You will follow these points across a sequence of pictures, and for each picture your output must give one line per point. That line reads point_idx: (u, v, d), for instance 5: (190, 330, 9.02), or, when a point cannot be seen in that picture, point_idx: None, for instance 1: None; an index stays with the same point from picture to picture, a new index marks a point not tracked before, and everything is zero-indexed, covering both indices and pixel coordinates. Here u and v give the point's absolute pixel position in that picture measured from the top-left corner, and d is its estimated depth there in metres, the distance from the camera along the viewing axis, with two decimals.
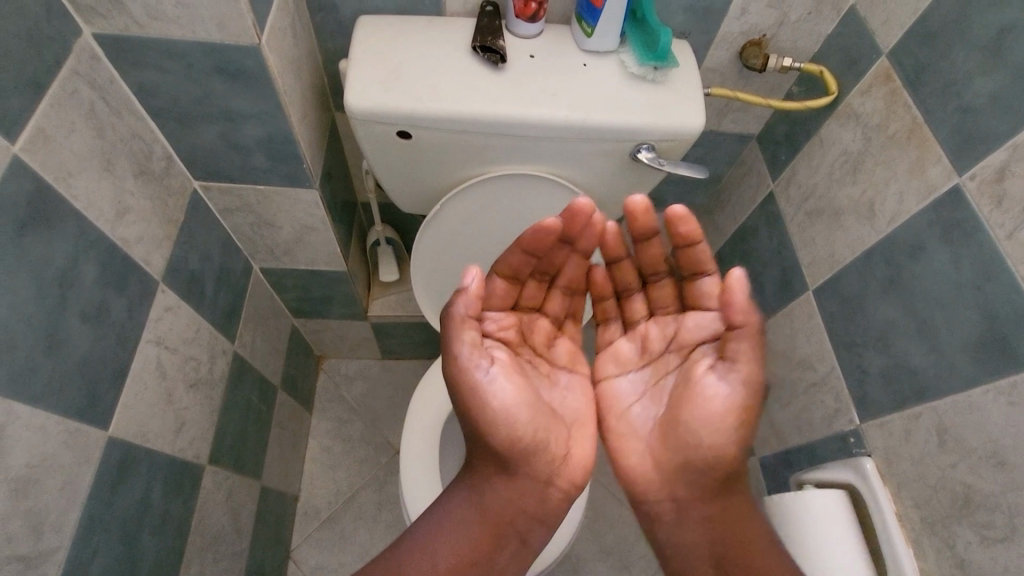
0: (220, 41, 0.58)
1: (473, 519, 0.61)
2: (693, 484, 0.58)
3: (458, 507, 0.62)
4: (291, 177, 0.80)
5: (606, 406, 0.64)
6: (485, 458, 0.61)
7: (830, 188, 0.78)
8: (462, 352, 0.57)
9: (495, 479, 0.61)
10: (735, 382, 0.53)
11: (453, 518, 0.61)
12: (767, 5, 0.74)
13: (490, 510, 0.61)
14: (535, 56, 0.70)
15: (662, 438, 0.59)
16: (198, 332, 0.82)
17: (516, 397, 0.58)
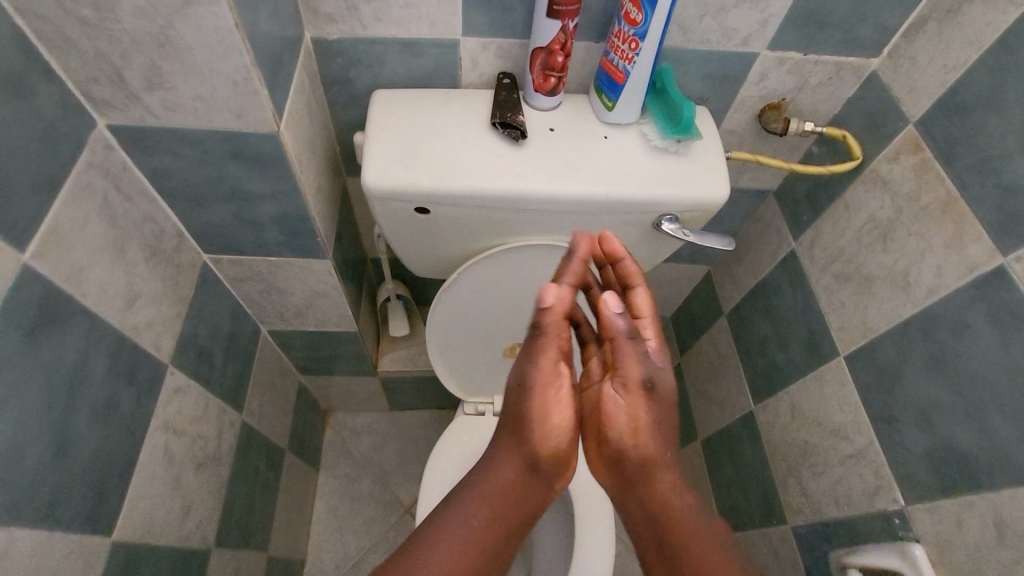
0: (238, 129, 0.57)
1: (472, 540, 0.51)
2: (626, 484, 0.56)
3: (458, 523, 0.51)
4: (305, 249, 0.78)
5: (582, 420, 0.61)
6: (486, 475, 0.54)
7: (859, 253, 0.75)
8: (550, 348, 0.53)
9: (491, 493, 0.53)
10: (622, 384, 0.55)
11: (453, 533, 0.51)
12: (787, 72, 0.73)
13: (495, 529, 0.52)
14: (555, 130, 0.69)
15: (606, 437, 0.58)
16: (207, 409, 0.79)
17: (560, 413, 0.54)
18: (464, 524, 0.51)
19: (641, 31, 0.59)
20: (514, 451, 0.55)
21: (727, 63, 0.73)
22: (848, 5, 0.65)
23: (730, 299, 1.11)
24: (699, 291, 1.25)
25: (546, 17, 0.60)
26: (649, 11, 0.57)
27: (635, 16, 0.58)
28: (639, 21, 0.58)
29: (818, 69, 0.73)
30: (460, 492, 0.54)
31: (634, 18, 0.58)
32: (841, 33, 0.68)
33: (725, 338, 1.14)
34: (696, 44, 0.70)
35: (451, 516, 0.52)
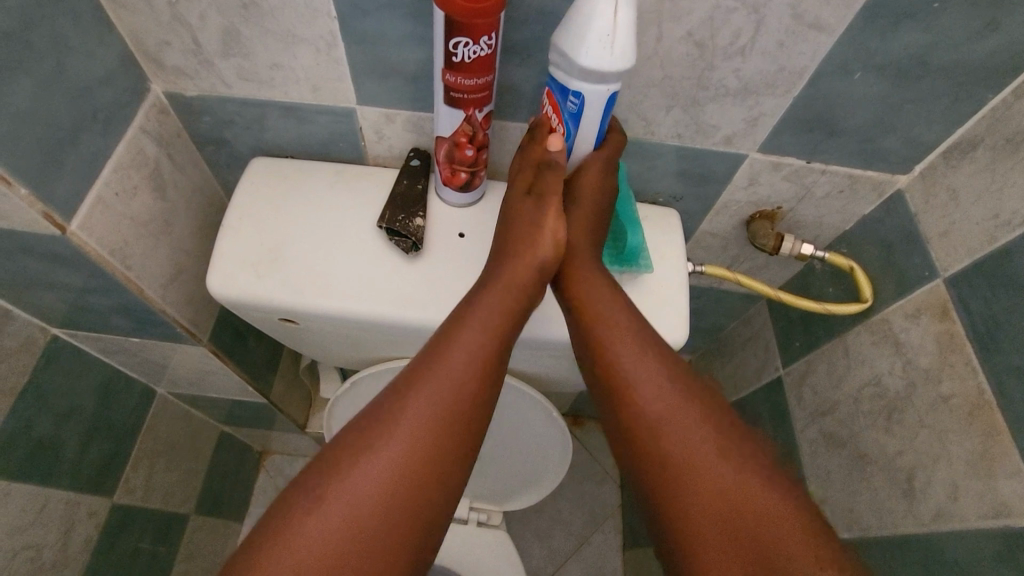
0: (9, 227, 0.43)
1: (444, 407, 0.39)
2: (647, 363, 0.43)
3: (410, 410, 0.39)
4: (167, 336, 0.64)
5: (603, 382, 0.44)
6: (446, 349, 0.41)
7: (855, 419, 0.58)
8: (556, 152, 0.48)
9: (457, 356, 0.41)
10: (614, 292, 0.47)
11: (402, 434, 0.38)
12: (785, 178, 0.56)
13: (468, 368, 0.40)
14: (466, 236, 0.53)
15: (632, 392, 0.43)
16: (40, 510, 0.67)
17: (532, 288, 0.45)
18: (427, 400, 0.39)
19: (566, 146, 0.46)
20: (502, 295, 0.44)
21: (705, 162, 0.55)
22: (872, 111, 0.48)
23: None
24: None
25: (444, 103, 0.45)
26: (572, 125, 0.44)
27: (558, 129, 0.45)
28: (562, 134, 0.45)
29: (825, 178, 0.55)
30: (413, 369, 0.41)
31: (557, 129, 0.45)
32: (858, 143, 0.51)
33: None
34: (664, 137, 0.53)
35: (402, 410, 0.39)
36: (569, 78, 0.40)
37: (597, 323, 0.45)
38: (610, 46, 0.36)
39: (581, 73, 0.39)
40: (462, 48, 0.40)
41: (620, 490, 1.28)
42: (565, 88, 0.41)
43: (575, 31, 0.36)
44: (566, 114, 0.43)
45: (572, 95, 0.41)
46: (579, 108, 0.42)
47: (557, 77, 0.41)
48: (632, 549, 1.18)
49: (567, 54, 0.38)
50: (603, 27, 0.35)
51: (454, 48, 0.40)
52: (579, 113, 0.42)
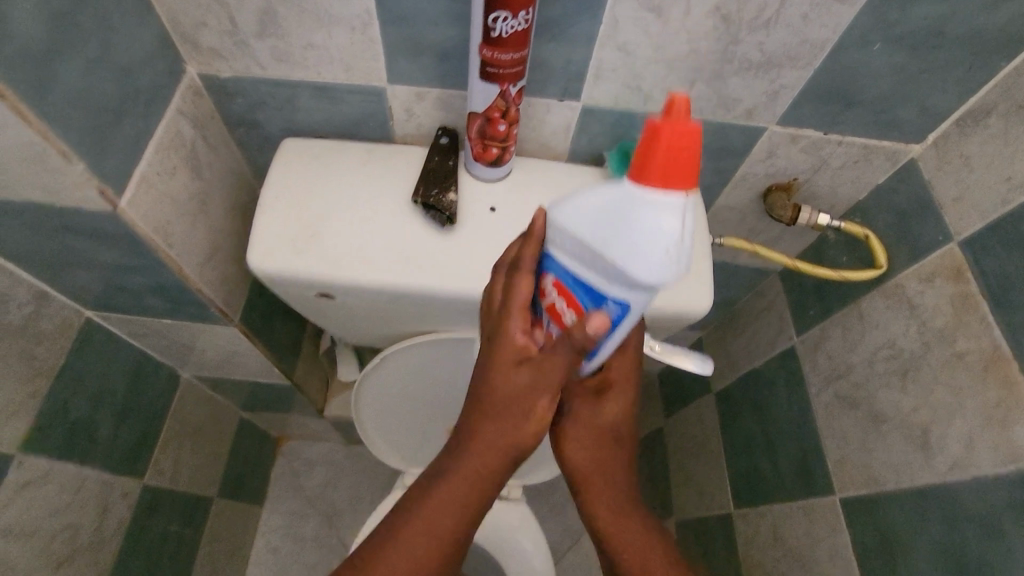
0: (61, 205, 0.44)
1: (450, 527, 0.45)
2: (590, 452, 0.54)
3: (421, 524, 0.45)
4: (200, 317, 0.65)
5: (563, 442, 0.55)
6: (446, 475, 0.46)
7: (871, 381, 0.61)
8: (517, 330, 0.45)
9: (459, 483, 0.46)
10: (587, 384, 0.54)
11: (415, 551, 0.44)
12: (802, 150, 0.58)
13: (451, 513, 0.45)
14: (497, 210, 0.55)
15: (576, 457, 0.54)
16: (81, 489, 0.68)
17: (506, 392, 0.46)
18: (441, 521, 0.45)
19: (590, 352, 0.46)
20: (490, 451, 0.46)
21: (725, 135, 0.57)
22: (889, 82, 0.50)
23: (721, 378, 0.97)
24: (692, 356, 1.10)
25: (480, 78, 0.46)
26: (605, 336, 0.43)
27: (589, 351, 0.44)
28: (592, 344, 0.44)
29: (841, 149, 0.57)
30: (423, 482, 0.47)
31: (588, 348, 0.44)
32: (875, 113, 0.53)
33: (712, 419, 1.00)
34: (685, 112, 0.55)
35: (419, 521, 0.45)
36: (614, 285, 0.39)
37: (572, 448, 0.54)
38: (679, 262, 0.36)
39: (639, 286, 0.37)
40: (501, 22, 0.41)
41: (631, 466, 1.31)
42: (606, 290, 0.40)
43: (642, 240, 0.36)
44: (602, 317, 0.41)
45: (614, 300, 0.40)
46: (619, 316, 0.41)
47: (593, 281, 0.40)
48: None
49: (621, 263, 0.37)
50: (670, 231, 0.36)
51: (493, 22, 0.41)
52: (617, 319, 0.41)
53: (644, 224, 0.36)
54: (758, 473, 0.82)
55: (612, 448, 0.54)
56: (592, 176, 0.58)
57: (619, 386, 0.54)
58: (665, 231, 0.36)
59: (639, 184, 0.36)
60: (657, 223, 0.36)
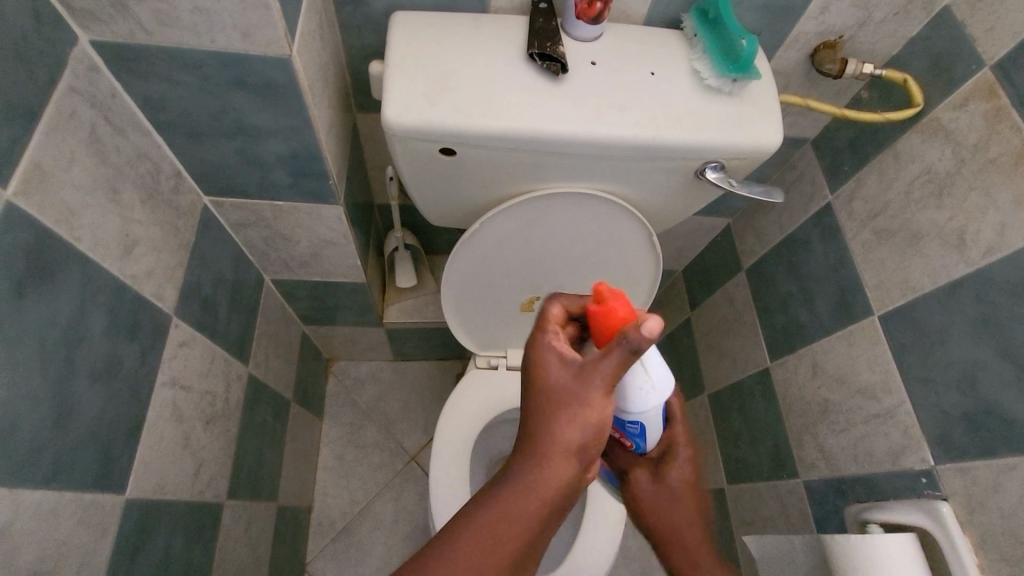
0: (244, 52, 0.49)
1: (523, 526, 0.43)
2: (657, 480, 0.64)
3: (490, 529, 0.42)
4: (314, 195, 0.72)
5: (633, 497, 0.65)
6: (523, 476, 0.44)
7: (907, 209, 0.71)
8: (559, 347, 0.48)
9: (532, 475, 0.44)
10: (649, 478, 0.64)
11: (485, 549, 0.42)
12: (852, 4, 0.66)
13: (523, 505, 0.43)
14: (598, 63, 0.62)
15: (648, 489, 0.64)
16: (213, 362, 0.75)
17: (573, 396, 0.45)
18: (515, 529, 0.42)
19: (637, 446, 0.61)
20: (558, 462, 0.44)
21: None
22: None
23: (750, 253, 1.08)
24: (719, 244, 1.20)
25: None
26: (639, 438, 0.58)
27: (626, 441, 0.61)
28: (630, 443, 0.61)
29: (885, 1, 0.66)
30: (489, 487, 0.44)
31: (625, 441, 0.60)
32: None
33: (743, 293, 1.11)
34: None
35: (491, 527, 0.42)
36: (625, 418, 0.57)
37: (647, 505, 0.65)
38: (654, 391, 0.52)
39: (638, 414, 0.54)
40: None
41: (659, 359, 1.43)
42: (622, 420, 0.57)
43: (626, 396, 0.53)
44: (630, 433, 0.58)
45: (631, 422, 0.56)
46: (642, 428, 0.57)
47: (611, 416, 0.58)
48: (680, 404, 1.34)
49: (626, 407, 0.54)
50: (644, 385, 0.52)
51: None
52: (641, 429, 0.57)
53: (623, 388, 0.53)
54: (795, 323, 0.94)
55: (688, 499, 0.64)
56: (675, 36, 0.66)
57: (679, 452, 0.63)
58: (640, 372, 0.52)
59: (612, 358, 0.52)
60: (630, 379, 0.52)
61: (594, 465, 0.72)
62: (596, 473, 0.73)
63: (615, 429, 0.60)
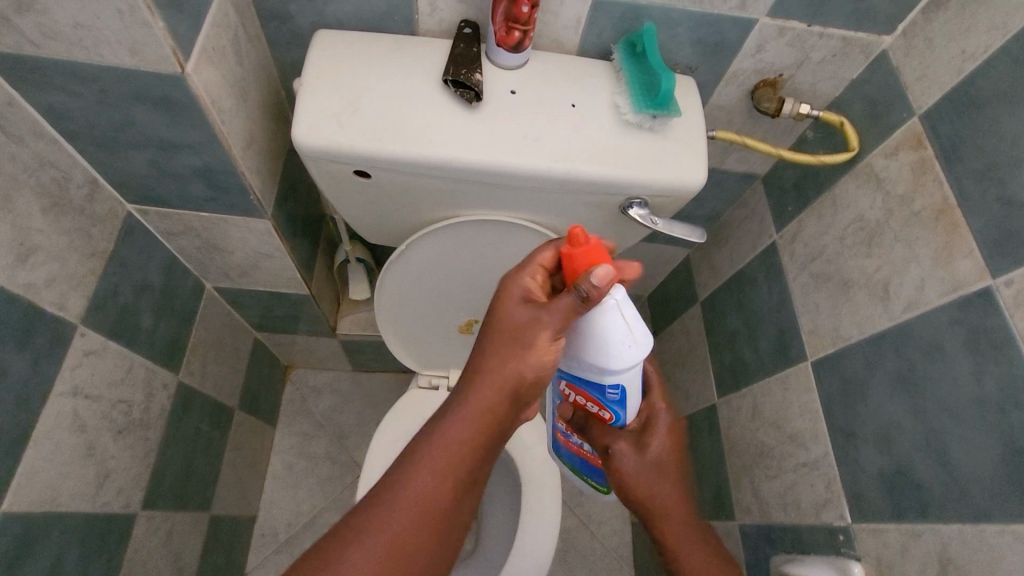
0: (135, 67, 0.48)
1: (458, 457, 0.44)
2: (647, 456, 0.61)
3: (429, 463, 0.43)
4: (238, 208, 0.71)
5: (623, 478, 0.61)
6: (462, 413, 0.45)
7: (840, 256, 0.69)
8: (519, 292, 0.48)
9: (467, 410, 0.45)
10: (636, 454, 0.61)
11: (419, 478, 0.43)
12: (788, 44, 0.65)
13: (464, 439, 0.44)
14: (517, 92, 0.61)
15: (638, 466, 0.60)
16: (129, 371, 0.74)
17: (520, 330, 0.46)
18: (446, 455, 0.44)
19: (618, 420, 0.58)
20: (494, 393, 0.45)
21: (720, 29, 0.64)
22: None
23: (704, 286, 1.06)
24: (678, 273, 1.18)
25: None
26: (619, 407, 0.56)
27: (606, 413, 0.58)
28: (609, 415, 0.58)
29: (822, 42, 0.64)
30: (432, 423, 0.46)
31: (604, 413, 0.58)
32: (853, 3, 0.60)
33: (696, 326, 1.09)
34: (687, 3, 0.61)
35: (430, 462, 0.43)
36: (606, 378, 0.53)
37: (635, 487, 0.61)
38: (637, 343, 0.49)
39: (620, 372, 0.51)
40: None
41: None
42: (602, 382, 0.54)
43: (606, 349, 0.50)
44: (608, 401, 0.56)
45: (611, 388, 0.54)
46: (622, 394, 0.54)
47: (591, 379, 0.54)
48: None
49: (606, 364, 0.50)
50: (627, 336, 0.49)
51: None
52: (622, 395, 0.55)
53: (604, 340, 0.49)
54: (739, 361, 0.92)
55: (676, 478, 0.62)
56: (602, 68, 0.64)
57: (658, 421, 0.62)
58: (621, 322, 0.49)
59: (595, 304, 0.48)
60: (612, 330, 0.49)
61: (572, 449, 0.69)
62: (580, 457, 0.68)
63: (594, 397, 0.57)
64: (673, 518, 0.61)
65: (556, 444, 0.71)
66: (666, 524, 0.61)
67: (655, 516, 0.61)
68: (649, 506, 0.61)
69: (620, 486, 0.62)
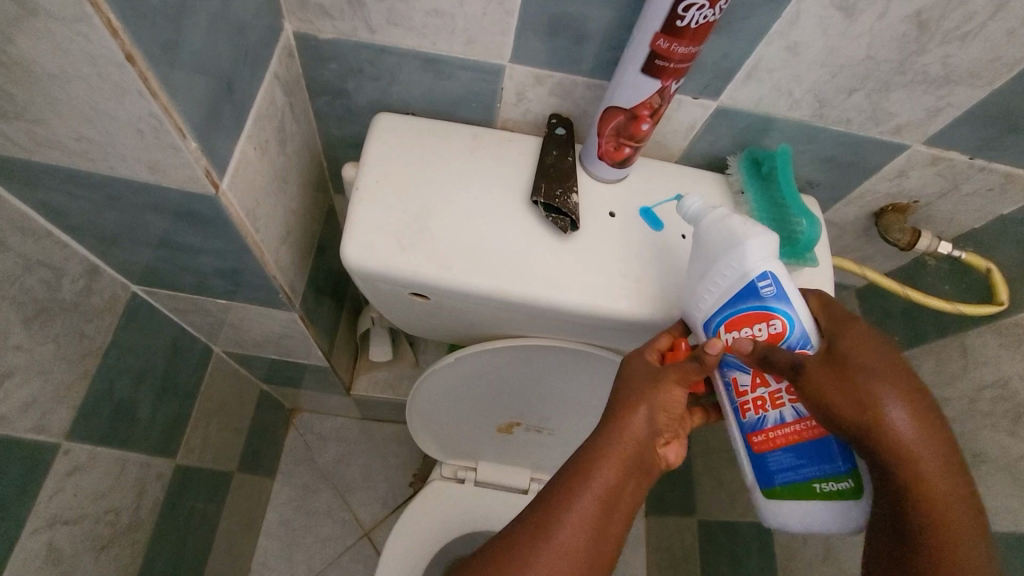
0: (155, 183, 0.37)
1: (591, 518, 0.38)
2: (865, 371, 0.37)
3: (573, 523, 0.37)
4: (262, 301, 0.60)
5: (833, 403, 0.37)
6: (597, 472, 0.39)
7: (966, 418, 0.59)
8: (638, 366, 0.43)
9: (600, 470, 0.39)
10: (846, 374, 0.37)
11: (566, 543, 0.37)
12: (937, 173, 0.54)
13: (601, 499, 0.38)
14: (617, 215, 0.50)
15: (851, 386, 0.37)
16: (120, 474, 0.64)
17: (644, 386, 0.41)
18: (578, 518, 0.37)
19: (797, 343, 0.41)
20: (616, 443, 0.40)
21: (861, 149, 0.53)
22: None
23: None
24: None
25: (641, 72, 0.41)
26: (783, 311, 0.40)
27: (776, 325, 0.41)
28: (780, 334, 0.41)
29: (979, 176, 0.54)
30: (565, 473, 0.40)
31: (773, 334, 0.41)
32: None
33: None
34: (830, 121, 0.50)
35: (566, 507, 0.38)
36: (753, 266, 0.40)
37: (862, 416, 0.36)
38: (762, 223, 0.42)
39: (758, 256, 0.41)
40: (693, 11, 0.36)
41: None
42: (749, 279, 0.41)
43: (729, 238, 0.42)
44: (767, 312, 0.41)
45: (759, 282, 0.40)
46: (779, 286, 0.40)
47: (743, 287, 0.41)
48: (660, 515, 1.22)
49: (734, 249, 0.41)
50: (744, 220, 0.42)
51: (685, 10, 0.36)
52: (779, 294, 0.40)
53: (719, 231, 0.43)
54: None
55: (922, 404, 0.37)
56: (714, 185, 0.54)
57: (861, 331, 0.39)
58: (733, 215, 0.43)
59: (691, 201, 0.45)
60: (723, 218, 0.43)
61: (785, 450, 0.41)
62: (791, 447, 0.41)
63: (754, 316, 0.41)
64: (926, 476, 0.36)
65: (760, 474, 0.43)
66: (912, 474, 0.36)
67: (889, 464, 0.36)
68: (885, 432, 0.36)
69: (833, 423, 0.37)
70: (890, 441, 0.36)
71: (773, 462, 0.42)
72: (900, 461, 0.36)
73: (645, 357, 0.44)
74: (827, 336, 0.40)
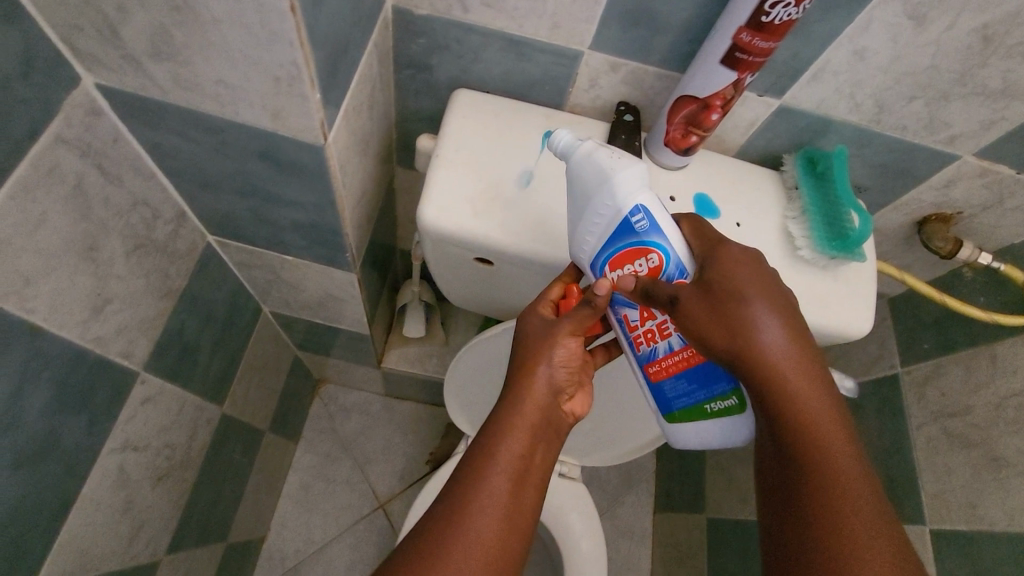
0: (271, 131, 0.41)
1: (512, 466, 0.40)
2: (735, 298, 0.40)
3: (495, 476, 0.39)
4: (327, 259, 0.64)
5: (705, 330, 0.40)
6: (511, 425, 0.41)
7: (993, 425, 0.61)
8: (536, 322, 0.46)
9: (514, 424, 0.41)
10: (715, 301, 0.40)
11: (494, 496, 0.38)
12: (985, 185, 0.57)
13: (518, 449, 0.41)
14: (677, 200, 0.53)
15: (719, 312, 0.40)
16: (180, 412, 0.68)
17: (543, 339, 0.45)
18: (500, 470, 0.39)
19: (674, 273, 0.43)
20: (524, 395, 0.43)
21: (912, 157, 0.56)
22: None
23: None
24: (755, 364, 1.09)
25: (719, 63, 0.44)
26: (656, 240, 0.42)
27: (654, 258, 0.43)
28: (658, 267, 0.43)
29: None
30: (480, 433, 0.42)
31: (651, 266, 0.43)
32: None
33: None
34: (887, 127, 0.53)
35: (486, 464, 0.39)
36: (626, 201, 0.42)
37: (732, 341, 0.40)
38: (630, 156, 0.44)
39: (625, 189, 0.42)
40: (779, 8, 0.39)
41: (659, 459, 1.33)
42: (623, 215, 0.43)
43: (603, 174, 0.43)
44: (640, 245, 0.43)
45: (633, 216, 0.42)
46: (650, 219, 0.42)
47: (618, 223, 0.43)
48: (668, 512, 1.24)
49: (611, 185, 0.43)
50: (614, 154, 0.44)
51: (771, 7, 0.39)
52: (650, 227, 0.42)
53: (590, 167, 0.44)
54: None
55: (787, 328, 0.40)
56: (767, 180, 0.57)
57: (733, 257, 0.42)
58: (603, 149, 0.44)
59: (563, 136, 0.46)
60: (595, 154, 0.44)
61: (676, 378, 0.45)
62: (683, 374, 0.45)
63: (631, 253, 0.43)
64: (798, 396, 0.39)
65: (659, 402, 0.47)
66: (787, 398, 0.39)
67: (763, 388, 0.39)
68: (752, 361, 0.39)
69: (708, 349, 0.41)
70: (759, 363, 0.39)
71: (669, 390, 0.46)
72: (774, 383, 0.39)
73: (541, 312, 0.47)
74: (699, 263, 0.43)
